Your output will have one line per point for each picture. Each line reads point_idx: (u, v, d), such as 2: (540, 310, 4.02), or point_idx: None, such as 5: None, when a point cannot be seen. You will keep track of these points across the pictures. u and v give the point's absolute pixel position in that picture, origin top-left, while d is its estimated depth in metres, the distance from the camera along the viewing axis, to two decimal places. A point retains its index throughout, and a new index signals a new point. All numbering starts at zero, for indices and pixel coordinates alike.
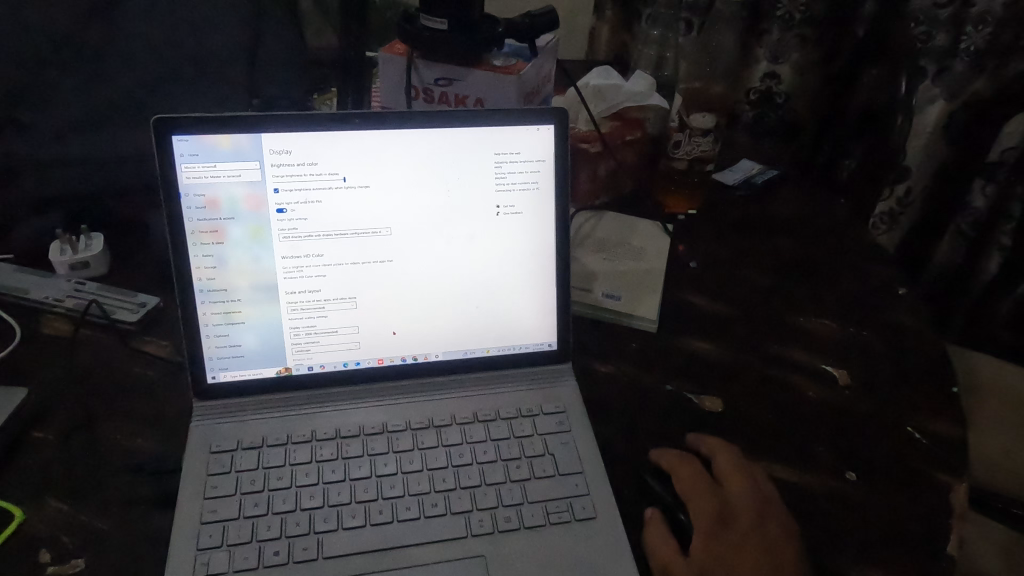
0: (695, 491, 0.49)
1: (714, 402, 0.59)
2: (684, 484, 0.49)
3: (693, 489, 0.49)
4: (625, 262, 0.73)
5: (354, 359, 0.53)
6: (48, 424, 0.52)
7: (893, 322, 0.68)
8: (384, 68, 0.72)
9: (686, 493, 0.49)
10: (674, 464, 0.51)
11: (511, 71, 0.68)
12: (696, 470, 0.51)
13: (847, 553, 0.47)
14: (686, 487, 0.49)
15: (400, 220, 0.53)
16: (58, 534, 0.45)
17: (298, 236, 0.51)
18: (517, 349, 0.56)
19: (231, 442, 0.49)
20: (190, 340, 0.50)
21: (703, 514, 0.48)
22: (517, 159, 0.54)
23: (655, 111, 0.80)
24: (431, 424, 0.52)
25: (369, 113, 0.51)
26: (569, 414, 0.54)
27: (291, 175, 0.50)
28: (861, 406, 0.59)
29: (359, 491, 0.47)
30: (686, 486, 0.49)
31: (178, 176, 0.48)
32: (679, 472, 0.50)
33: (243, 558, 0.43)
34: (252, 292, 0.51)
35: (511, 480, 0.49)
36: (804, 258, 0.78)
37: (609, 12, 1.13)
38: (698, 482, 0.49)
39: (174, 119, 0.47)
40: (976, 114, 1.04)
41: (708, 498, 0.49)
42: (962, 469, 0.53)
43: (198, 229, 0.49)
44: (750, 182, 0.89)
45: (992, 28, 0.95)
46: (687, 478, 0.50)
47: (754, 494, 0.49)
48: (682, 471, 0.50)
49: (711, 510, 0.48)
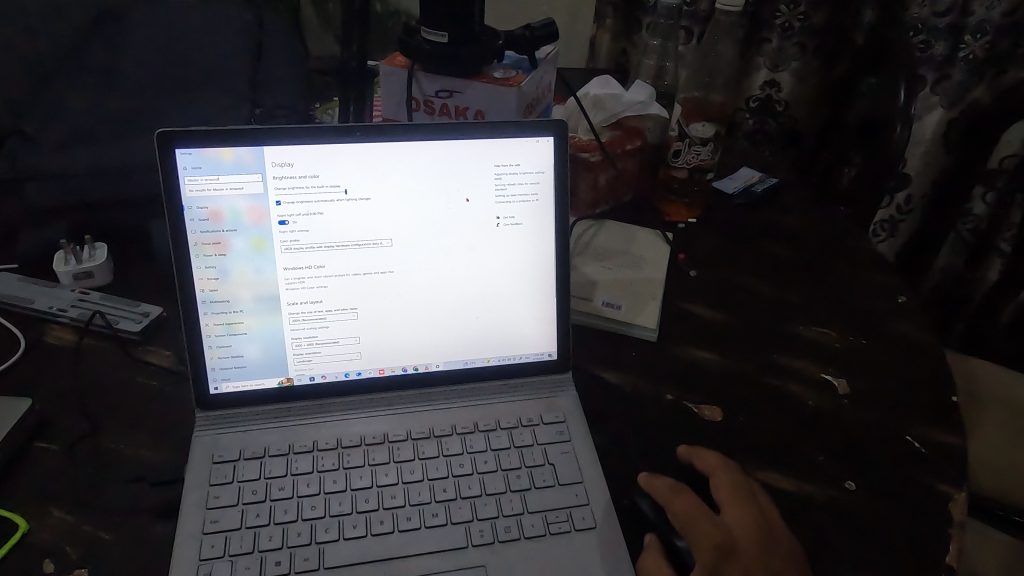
0: (695, 520, 0.47)
1: (714, 411, 0.59)
2: (682, 512, 0.48)
3: (692, 518, 0.47)
4: (624, 271, 0.73)
5: (355, 369, 0.54)
6: (52, 435, 0.52)
7: (893, 330, 0.69)
8: (385, 81, 0.73)
9: (686, 520, 0.47)
10: (671, 492, 0.49)
11: (512, 83, 0.69)
12: (693, 497, 0.49)
13: (846, 561, 0.47)
14: (685, 514, 0.48)
15: (401, 231, 0.53)
16: (60, 544, 0.45)
17: (299, 248, 0.51)
18: (516, 358, 0.57)
19: (233, 452, 0.50)
20: (193, 351, 0.50)
21: (705, 544, 0.46)
22: (516, 171, 0.54)
23: (655, 120, 0.81)
24: (432, 434, 0.52)
25: (370, 126, 0.51)
26: (569, 423, 0.54)
27: (292, 188, 0.50)
28: (860, 414, 0.59)
29: (361, 501, 0.48)
30: (685, 513, 0.48)
31: (181, 189, 0.48)
32: (676, 500, 0.48)
33: (245, 567, 0.44)
34: (253, 304, 0.51)
35: (511, 490, 0.50)
36: (803, 266, 0.78)
37: (608, 21, 1.14)
38: (696, 510, 0.48)
39: (178, 132, 0.47)
40: (975, 123, 1.06)
41: (710, 527, 0.47)
42: (961, 479, 0.53)
43: (201, 241, 0.49)
44: (749, 191, 0.90)
45: (990, 36, 0.97)
46: (686, 505, 0.48)
47: (756, 521, 0.47)
48: (678, 499, 0.49)
49: (715, 540, 0.46)
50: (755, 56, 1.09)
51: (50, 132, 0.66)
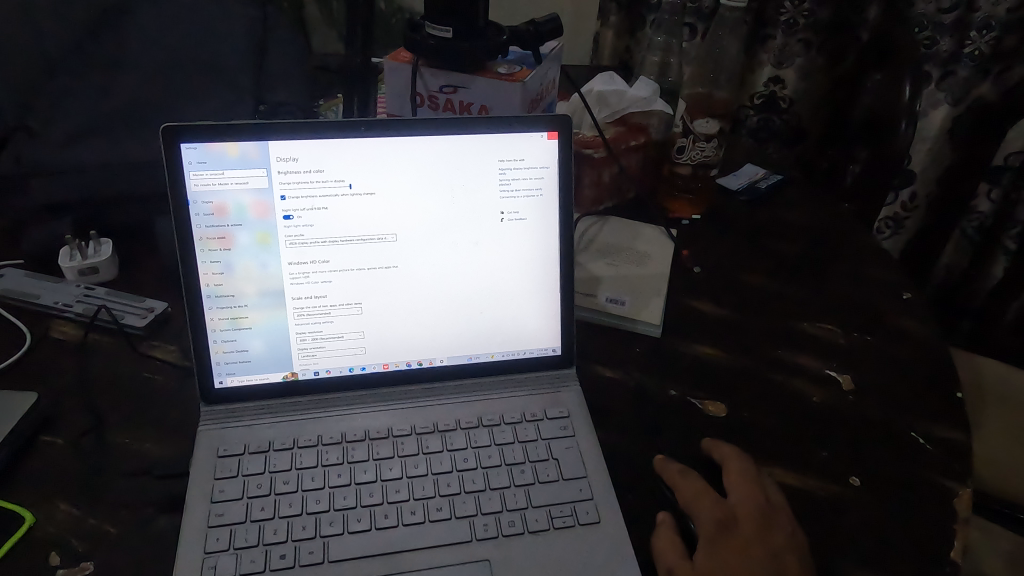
0: (700, 497, 0.49)
1: (718, 407, 0.59)
2: (687, 492, 0.49)
3: (697, 497, 0.49)
4: (629, 267, 0.73)
5: (359, 364, 0.54)
6: (59, 428, 0.52)
7: (898, 326, 0.68)
8: (390, 76, 0.73)
9: (690, 498, 0.49)
10: (677, 474, 0.50)
11: (515, 78, 0.69)
12: (700, 479, 0.50)
13: (850, 556, 0.47)
14: (690, 494, 0.49)
15: (405, 226, 0.53)
16: (68, 537, 0.45)
17: (304, 243, 0.51)
18: (521, 354, 0.57)
19: (238, 446, 0.50)
20: (198, 345, 0.50)
21: (707, 520, 0.47)
22: (521, 166, 0.54)
23: (658, 117, 0.81)
24: (436, 429, 0.52)
25: (375, 121, 0.51)
26: (573, 418, 0.54)
27: (298, 182, 0.50)
28: (865, 410, 0.59)
29: (365, 496, 0.48)
30: (690, 493, 0.49)
31: (185, 184, 0.48)
32: (682, 482, 0.50)
33: (250, 561, 0.44)
34: (258, 299, 0.51)
35: (515, 484, 0.50)
36: (808, 261, 0.78)
37: (613, 18, 1.14)
38: (701, 490, 0.49)
39: (183, 127, 0.47)
40: (981, 119, 1.06)
41: (714, 504, 0.48)
42: (967, 474, 0.53)
43: (206, 235, 0.50)
44: (753, 187, 0.90)
45: (996, 32, 0.98)
46: (691, 486, 0.49)
47: (759, 501, 0.48)
48: (684, 480, 0.50)
49: (716, 515, 0.47)
50: (759, 53, 1.10)
51: (59, 127, 0.66)
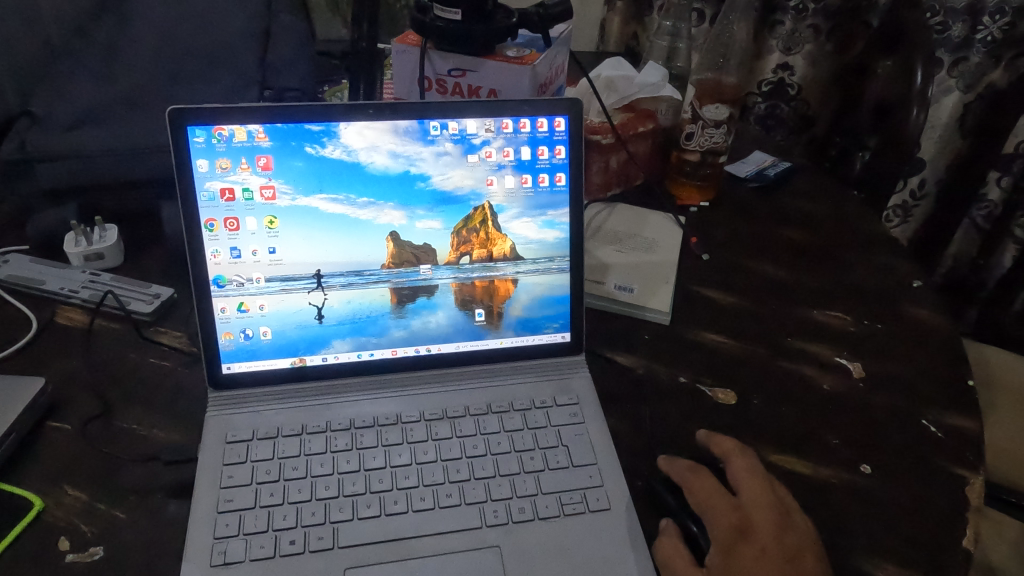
0: (711, 498, 0.46)
1: (727, 394, 0.58)
2: (698, 491, 0.47)
3: (709, 497, 0.47)
4: (636, 254, 0.72)
5: (367, 350, 0.54)
6: (67, 414, 0.52)
7: (910, 313, 0.68)
8: (397, 60, 0.72)
9: (690, 496, 0.47)
10: (687, 474, 0.49)
11: (524, 62, 0.68)
12: (710, 478, 0.48)
13: (862, 545, 0.47)
14: (688, 492, 0.48)
15: (413, 210, 0.54)
16: (76, 522, 0.45)
17: (313, 226, 0.52)
18: (528, 341, 0.56)
19: (246, 432, 0.50)
20: (205, 330, 0.50)
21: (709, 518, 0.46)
22: (529, 150, 0.55)
23: (667, 102, 0.81)
24: (445, 415, 0.52)
25: (382, 104, 0.51)
26: (582, 405, 0.54)
27: (307, 166, 0.51)
28: (875, 397, 0.58)
29: (375, 482, 0.47)
30: (689, 491, 0.48)
31: (192, 168, 0.48)
32: (692, 481, 0.48)
33: (260, 546, 0.44)
34: (266, 283, 0.51)
35: (525, 471, 0.49)
36: (818, 248, 0.77)
37: (619, 3, 1.14)
38: (714, 489, 0.47)
39: (189, 109, 0.47)
40: (991, 106, 1.06)
41: (717, 503, 0.46)
42: (979, 463, 0.53)
43: (214, 220, 0.49)
44: (762, 173, 0.89)
45: (1008, 18, 0.97)
46: (703, 485, 0.47)
47: (767, 498, 0.46)
48: (696, 479, 0.48)
49: (718, 513, 0.46)
50: (768, 38, 1.09)
51: (61, 113, 0.65)
